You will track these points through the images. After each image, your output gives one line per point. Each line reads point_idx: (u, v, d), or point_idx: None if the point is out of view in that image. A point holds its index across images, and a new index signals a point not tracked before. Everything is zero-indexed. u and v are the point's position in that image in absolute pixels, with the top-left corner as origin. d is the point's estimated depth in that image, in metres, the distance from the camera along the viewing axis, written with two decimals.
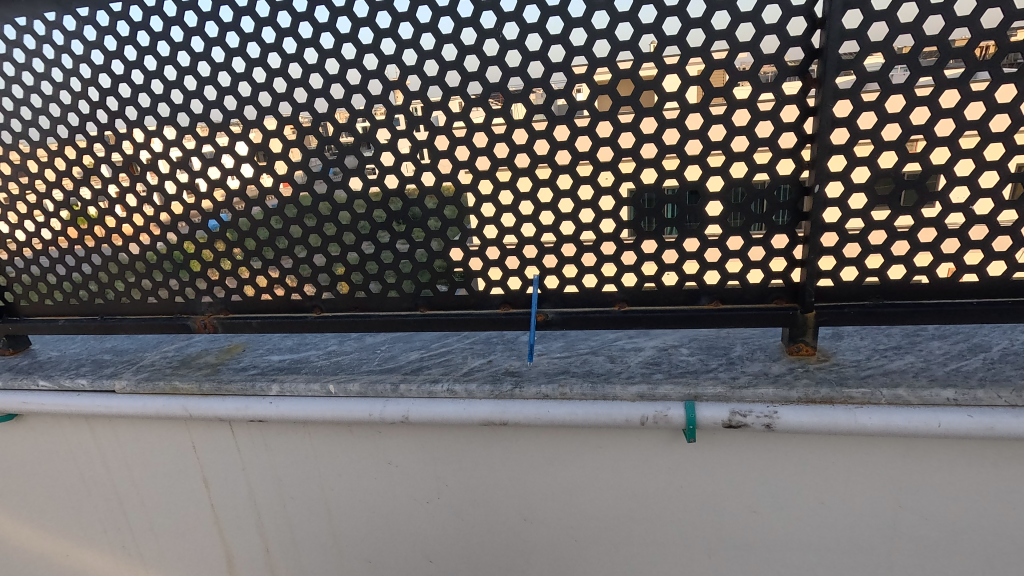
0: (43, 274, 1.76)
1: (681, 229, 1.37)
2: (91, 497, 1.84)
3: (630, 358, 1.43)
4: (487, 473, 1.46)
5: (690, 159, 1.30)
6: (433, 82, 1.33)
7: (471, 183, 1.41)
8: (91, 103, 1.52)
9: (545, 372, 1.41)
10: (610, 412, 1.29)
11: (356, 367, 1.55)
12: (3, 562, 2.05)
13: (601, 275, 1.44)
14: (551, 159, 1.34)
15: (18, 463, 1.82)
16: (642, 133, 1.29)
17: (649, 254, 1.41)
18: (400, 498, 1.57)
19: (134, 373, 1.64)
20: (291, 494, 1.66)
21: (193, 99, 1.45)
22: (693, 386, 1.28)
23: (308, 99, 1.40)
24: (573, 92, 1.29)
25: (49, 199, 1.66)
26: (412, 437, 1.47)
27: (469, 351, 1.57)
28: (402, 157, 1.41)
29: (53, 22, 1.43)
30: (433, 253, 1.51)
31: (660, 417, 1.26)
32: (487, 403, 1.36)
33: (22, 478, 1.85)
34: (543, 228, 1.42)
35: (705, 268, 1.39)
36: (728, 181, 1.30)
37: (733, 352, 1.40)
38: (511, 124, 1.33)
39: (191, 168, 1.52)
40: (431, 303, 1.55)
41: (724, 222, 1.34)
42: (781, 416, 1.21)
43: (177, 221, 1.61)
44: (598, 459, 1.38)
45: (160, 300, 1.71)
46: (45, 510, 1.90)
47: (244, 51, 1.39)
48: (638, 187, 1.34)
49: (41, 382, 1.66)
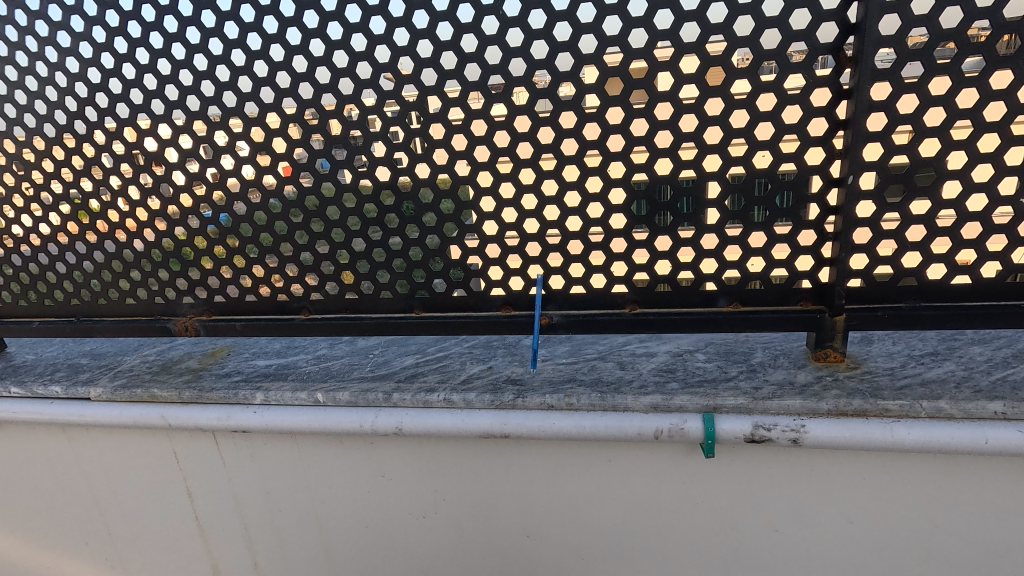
0: (15, 274, 1.66)
1: (698, 224, 1.26)
2: (70, 508, 1.74)
3: (642, 365, 1.32)
4: (487, 487, 1.36)
5: (710, 148, 1.18)
6: (428, 65, 1.24)
7: (469, 175, 1.30)
8: (61, 90, 1.41)
9: (550, 380, 1.30)
10: (621, 424, 1.18)
11: (347, 374, 1.44)
12: None
13: (610, 274, 1.33)
14: (555, 148, 1.23)
15: None
16: (657, 120, 1.18)
17: (663, 252, 1.30)
18: (395, 512, 1.47)
19: (111, 380, 1.54)
20: (279, 508, 1.56)
21: (168, 85, 1.35)
22: (711, 397, 1.17)
23: (291, 85, 1.29)
24: (581, 75, 1.18)
25: (19, 194, 1.56)
26: (406, 449, 1.37)
27: (468, 356, 1.46)
28: (395, 147, 1.30)
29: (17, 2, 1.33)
30: (428, 250, 1.40)
31: (676, 430, 1.15)
32: (487, 414, 1.26)
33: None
34: (547, 223, 1.30)
35: (724, 266, 1.28)
36: (750, 172, 1.19)
37: (753, 359, 1.29)
38: (513, 111, 1.23)
39: (169, 160, 1.42)
40: (427, 305, 1.43)
41: (746, 217, 1.23)
42: (810, 430, 1.10)
43: (156, 218, 1.50)
44: (607, 474, 1.28)
45: (139, 301, 1.61)
46: (22, 522, 1.80)
47: (223, 32, 1.29)
48: (652, 178, 1.23)
49: (13, 390, 1.56)
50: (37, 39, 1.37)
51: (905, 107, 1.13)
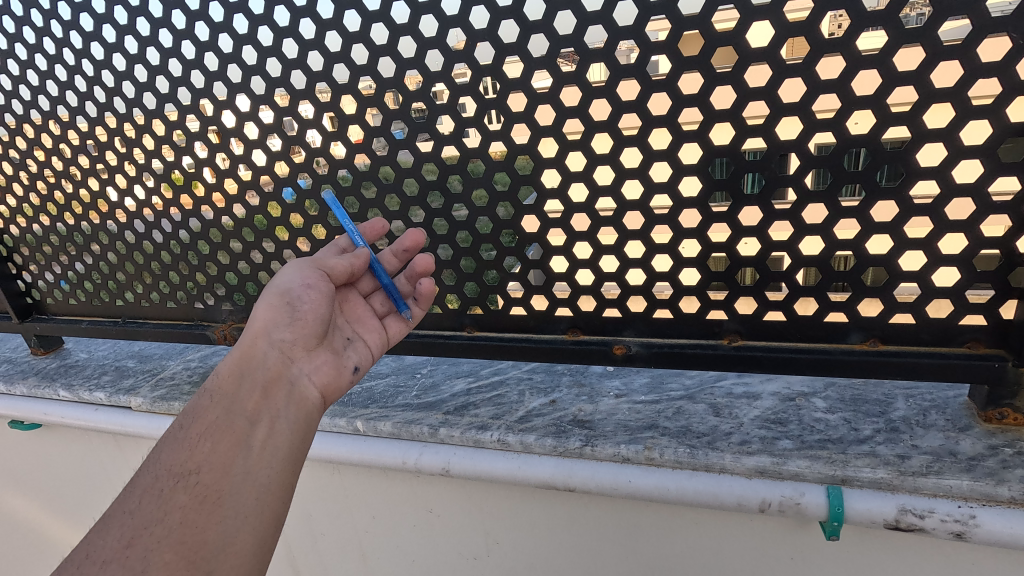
0: (80, 279, 1.60)
1: (829, 237, 0.94)
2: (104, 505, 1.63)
3: (743, 412, 1.06)
4: (552, 537, 1.16)
5: (854, 141, 0.86)
6: (454, 24, 0.97)
7: (531, 174, 1.04)
8: (88, 79, 1.29)
9: (625, 425, 1.07)
10: (714, 489, 0.96)
11: (391, 399, 1.25)
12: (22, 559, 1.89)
13: (706, 298, 1.05)
14: (641, 140, 0.95)
15: (34, 471, 1.67)
16: (782, 102, 0.87)
17: (778, 272, 0.99)
18: (444, 553, 1.27)
19: (153, 389, 1.45)
20: (324, 554, 1.40)
21: (192, 71, 1.17)
22: (839, 466, 0.91)
23: (324, 66, 1.07)
24: (679, 45, 0.88)
25: (61, 190, 1.48)
26: (455, 494, 1.18)
27: (528, 384, 1.24)
28: (443, 139, 1.06)
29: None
30: (482, 262, 1.15)
31: (790, 505, 0.91)
32: (550, 461, 1.06)
33: (37, 477, 1.68)
34: (627, 234, 1.04)
35: (862, 294, 0.96)
36: (912, 171, 0.86)
37: (894, 413, 1.00)
38: (588, 94, 0.95)
39: (196, 155, 1.27)
40: (479, 323, 1.23)
41: (899, 233, 0.90)
42: (981, 523, 0.83)
43: (188, 217, 1.36)
44: (695, 544, 1.05)
45: (178, 305, 1.51)
46: (51, 504, 1.71)
47: (231, 26, 1.07)
48: (772, 178, 0.92)
49: (60, 393, 1.51)
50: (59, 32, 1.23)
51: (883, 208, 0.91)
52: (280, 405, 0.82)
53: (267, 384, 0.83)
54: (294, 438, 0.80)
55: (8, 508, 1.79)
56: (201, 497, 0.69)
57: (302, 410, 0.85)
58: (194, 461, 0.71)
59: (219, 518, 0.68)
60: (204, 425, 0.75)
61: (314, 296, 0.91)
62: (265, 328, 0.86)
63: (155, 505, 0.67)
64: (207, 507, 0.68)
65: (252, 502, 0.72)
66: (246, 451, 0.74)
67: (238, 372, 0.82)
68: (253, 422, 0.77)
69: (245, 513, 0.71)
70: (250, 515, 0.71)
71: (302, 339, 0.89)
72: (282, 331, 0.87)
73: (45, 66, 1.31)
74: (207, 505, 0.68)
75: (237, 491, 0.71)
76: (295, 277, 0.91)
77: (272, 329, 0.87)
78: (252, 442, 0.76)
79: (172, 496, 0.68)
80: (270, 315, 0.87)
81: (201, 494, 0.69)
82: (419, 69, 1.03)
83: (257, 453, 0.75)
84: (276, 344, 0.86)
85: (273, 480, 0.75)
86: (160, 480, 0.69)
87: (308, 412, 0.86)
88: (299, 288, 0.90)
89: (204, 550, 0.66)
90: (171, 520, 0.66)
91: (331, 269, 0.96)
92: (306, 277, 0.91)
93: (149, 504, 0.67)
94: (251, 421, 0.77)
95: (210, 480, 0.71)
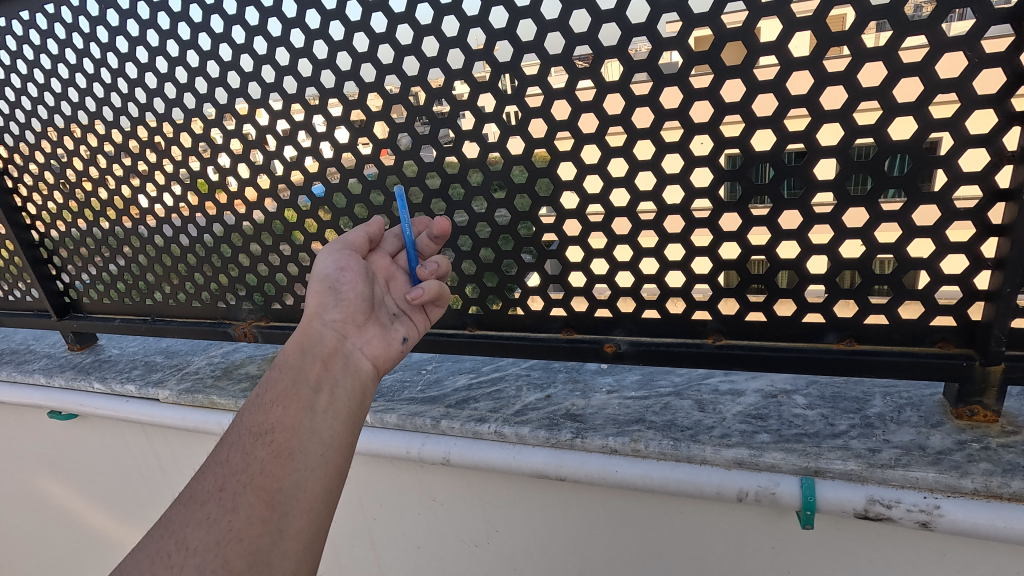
0: (113, 280, 1.73)
1: (802, 241, 1.00)
2: (134, 492, 1.74)
3: (726, 407, 1.12)
4: (546, 525, 1.23)
5: (824, 152, 0.94)
6: (454, 45, 1.07)
7: (526, 182, 1.12)
8: (124, 96, 1.42)
9: (614, 419, 1.13)
10: (695, 479, 1.01)
11: (397, 393, 1.33)
12: (58, 543, 2.01)
13: (691, 298, 1.12)
14: (627, 150, 1.04)
15: (70, 459, 1.80)
16: (755, 116, 0.95)
17: (757, 274, 1.06)
18: (446, 539, 1.34)
19: (178, 382, 1.56)
20: (336, 539, 1.49)
21: (217, 88, 1.29)
22: (813, 457, 0.96)
23: (336, 83, 1.18)
24: (657, 64, 0.96)
25: (96, 198, 1.61)
26: (457, 481, 1.26)
27: (525, 379, 1.32)
28: (445, 150, 1.16)
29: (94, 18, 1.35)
30: (482, 265, 1.24)
31: (765, 494, 0.97)
32: (542, 452, 1.12)
33: (73, 464, 1.80)
34: (616, 238, 1.12)
35: (836, 295, 1.02)
36: (879, 179, 0.92)
37: (870, 410, 1.06)
38: (577, 109, 1.04)
39: (219, 162, 1.38)
40: (480, 322, 1.31)
41: (868, 237, 0.96)
42: (945, 513, 0.88)
43: (212, 221, 1.47)
44: (680, 531, 1.11)
45: (203, 304, 1.62)
46: (85, 490, 1.83)
47: (253, 47, 1.20)
48: (746, 185, 1.00)
49: (95, 385, 1.63)
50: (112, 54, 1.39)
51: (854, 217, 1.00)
52: (340, 372, 0.86)
53: (325, 355, 0.87)
54: (355, 400, 0.83)
55: (46, 495, 1.92)
56: (275, 451, 0.73)
57: (360, 377, 0.88)
58: (268, 423, 0.76)
59: (292, 469, 0.72)
60: (275, 393, 0.80)
61: (351, 277, 0.97)
62: (315, 308, 0.91)
63: (239, 461, 0.72)
64: (281, 457, 0.73)
65: (321, 455, 0.76)
66: (313, 412, 0.78)
67: (299, 347, 0.86)
68: (317, 388, 0.81)
69: (316, 463, 0.75)
70: (320, 466, 0.75)
71: (351, 316, 0.94)
72: (331, 309, 0.92)
73: (85, 85, 1.44)
74: (282, 458, 0.73)
75: (307, 445, 0.75)
76: (329, 262, 0.97)
77: (322, 309, 0.92)
78: (317, 403, 0.80)
79: (250, 451, 0.73)
80: (317, 297, 0.93)
81: (276, 449, 0.74)
82: (423, 86, 1.13)
83: (322, 414, 0.79)
84: (327, 320, 0.91)
85: (338, 436, 0.78)
86: (241, 440, 0.75)
87: (366, 381, 0.89)
88: (335, 272, 0.96)
89: (280, 496, 0.71)
90: (251, 471, 0.71)
91: (358, 247, 1.02)
92: (338, 260, 0.98)
93: (233, 457, 0.73)
94: (315, 387, 0.81)
95: (282, 435, 0.75)
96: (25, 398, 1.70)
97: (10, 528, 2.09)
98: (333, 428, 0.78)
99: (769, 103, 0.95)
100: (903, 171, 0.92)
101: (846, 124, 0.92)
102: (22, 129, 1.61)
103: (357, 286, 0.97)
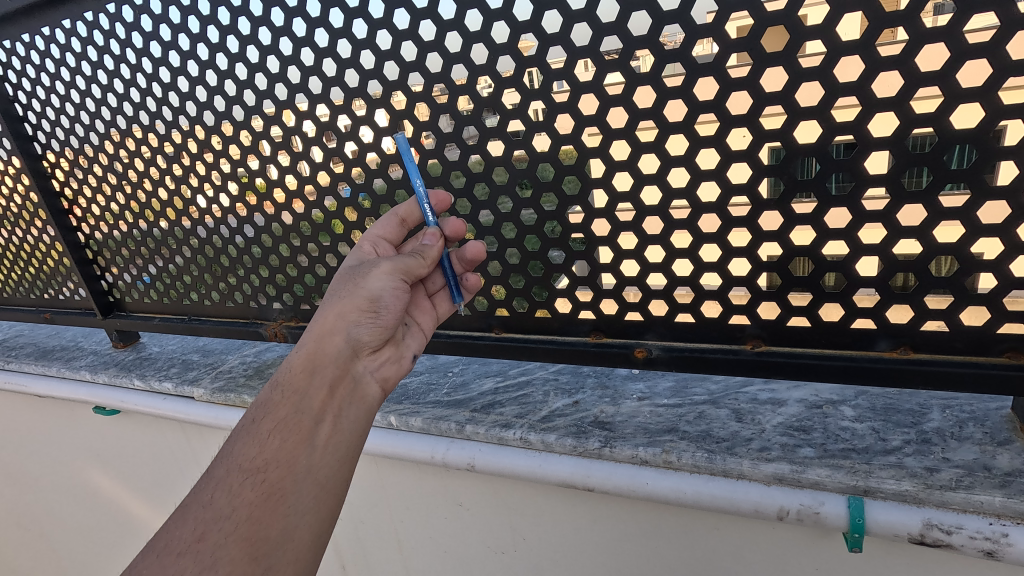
0: (152, 280, 1.77)
1: (851, 240, 0.93)
2: (173, 486, 1.79)
3: (766, 418, 1.05)
4: (574, 535, 1.19)
5: (876, 144, 0.86)
6: (478, 39, 1.04)
7: (553, 180, 1.07)
8: (158, 100, 1.45)
9: (645, 428, 1.08)
10: (731, 495, 0.95)
11: (422, 396, 1.31)
12: (105, 533, 2.09)
13: (728, 302, 1.06)
14: (659, 146, 0.98)
15: (115, 453, 1.86)
16: (799, 106, 0.88)
17: (800, 277, 0.99)
18: (472, 545, 1.32)
19: (212, 380, 1.58)
20: (363, 541, 1.49)
21: (246, 90, 1.31)
22: (862, 476, 0.89)
23: (360, 82, 1.17)
24: (691, 53, 0.91)
25: (135, 200, 1.65)
26: (482, 488, 1.23)
27: (553, 384, 1.28)
28: (469, 149, 1.12)
29: (132, 24, 1.39)
30: (509, 266, 1.20)
31: (808, 513, 0.90)
32: (569, 461, 1.08)
33: (117, 458, 1.86)
34: (647, 239, 1.06)
35: (889, 299, 0.94)
36: (940, 173, 0.84)
37: (927, 425, 0.97)
38: (606, 103, 0.99)
39: (249, 165, 1.39)
40: (507, 325, 1.28)
41: (926, 237, 0.88)
42: (1013, 542, 0.80)
43: (243, 222, 1.49)
44: (715, 548, 1.05)
45: (236, 304, 1.64)
46: (129, 483, 1.89)
47: (278, 48, 1.20)
48: (789, 181, 0.93)
49: (136, 382, 1.68)
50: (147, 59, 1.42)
51: (908, 216, 0.92)
52: (345, 400, 0.89)
53: (335, 379, 0.89)
54: (356, 436, 0.88)
55: (93, 485, 1.99)
56: (268, 494, 0.77)
57: (365, 406, 0.92)
58: (261, 459, 0.79)
59: (283, 514, 0.77)
60: (274, 420, 0.83)
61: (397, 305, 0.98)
62: (343, 327, 0.91)
63: (226, 502, 0.76)
64: (271, 504, 0.76)
65: (313, 498, 0.80)
66: (311, 449, 0.82)
67: (308, 366, 0.88)
68: (320, 419, 0.85)
69: (307, 509, 0.79)
70: (310, 512, 0.80)
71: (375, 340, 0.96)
72: (360, 329, 0.93)
73: (123, 90, 1.48)
74: (272, 503, 0.77)
75: (300, 488, 0.79)
76: (386, 284, 0.96)
77: (351, 329, 0.92)
78: (317, 439, 0.83)
79: (240, 493, 0.76)
80: (354, 315, 0.92)
81: (266, 492, 0.77)
82: (447, 83, 1.10)
83: (319, 452, 0.83)
84: (350, 340, 0.92)
85: (332, 476, 0.83)
86: (231, 475, 0.78)
87: (370, 408, 0.93)
88: (385, 295, 0.96)
89: (266, 547, 0.75)
90: (239, 516, 0.75)
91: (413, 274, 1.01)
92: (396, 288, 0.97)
93: (221, 498, 0.76)
94: (317, 418, 0.85)
95: (274, 479, 0.78)
96: (72, 393, 1.77)
97: (60, 516, 2.17)
98: (329, 468, 0.83)
99: (814, 91, 0.88)
100: (967, 164, 0.84)
101: (902, 112, 0.83)
102: (66, 134, 1.66)
103: (393, 311, 0.98)
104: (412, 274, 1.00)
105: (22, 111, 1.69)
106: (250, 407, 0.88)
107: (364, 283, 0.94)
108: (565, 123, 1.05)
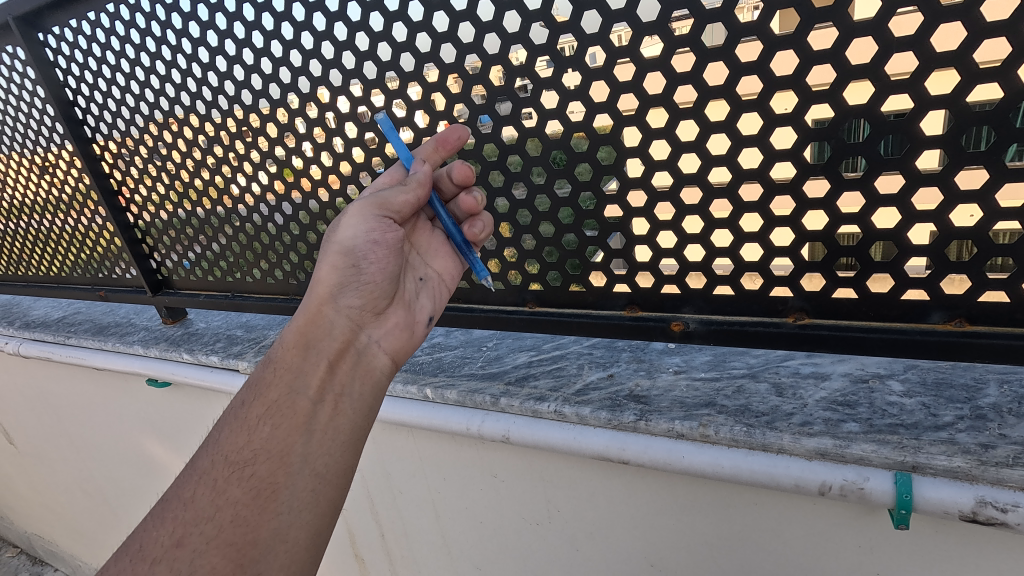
0: (196, 259, 1.84)
1: (905, 206, 0.88)
2: None
3: (808, 393, 1.03)
4: (609, 506, 1.19)
5: (933, 104, 0.81)
6: (510, 6, 1.01)
7: (587, 150, 1.05)
8: (198, 81, 1.49)
9: (681, 401, 1.07)
10: (772, 469, 0.93)
11: (458, 369, 1.33)
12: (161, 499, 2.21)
13: (770, 273, 1.02)
14: (698, 112, 0.95)
15: (168, 423, 1.95)
16: (849, 65, 0.83)
17: (847, 246, 0.95)
18: (509, 516, 1.34)
19: (256, 354, 1.64)
20: (403, 512, 1.52)
21: (282, 68, 1.33)
22: (910, 452, 0.86)
23: (393, 56, 1.16)
24: (732, 13, 0.87)
25: (178, 180, 1.70)
26: (517, 460, 1.25)
27: (587, 358, 1.27)
28: (502, 121, 1.11)
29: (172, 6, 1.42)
30: (542, 239, 1.19)
31: (852, 488, 0.88)
32: (603, 434, 1.08)
33: (171, 428, 1.95)
34: (684, 209, 1.04)
35: (944, 269, 0.89)
36: (1006, 132, 0.79)
37: (982, 400, 0.93)
38: (643, 69, 0.96)
39: (287, 144, 1.42)
40: (541, 299, 1.27)
41: (989, 201, 0.82)
42: None
43: (281, 200, 1.52)
44: (754, 522, 1.04)
45: (276, 281, 1.69)
46: (182, 452, 1.98)
47: (312, 24, 1.21)
48: (836, 145, 0.88)
49: (185, 356, 1.75)
50: (187, 40, 1.45)
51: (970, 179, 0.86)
52: (348, 375, 0.93)
53: (332, 353, 0.93)
54: (360, 413, 0.91)
55: (148, 454, 2.10)
56: (256, 492, 0.79)
57: (370, 376, 0.96)
58: (248, 451, 0.82)
59: (274, 512, 0.79)
60: (265, 405, 0.86)
61: (376, 251, 0.99)
62: (334, 292, 0.95)
63: (208, 503, 0.78)
64: (260, 504, 0.78)
65: (309, 491, 0.83)
66: (307, 435, 0.84)
67: (304, 343, 0.92)
68: (316, 403, 0.87)
69: (302, 505, 0.82)
70: (306, 509, 0.82)
71: (371, 303, 0.99)
72: (350, 292, 0.97)
73: (166, 71, 1.52)
74: (261, 500, 0.79)
75: (294, 482, 0.81)
76: (364, 235, 0.97)
77: (338, 293, 0.96)
78: (315, 423, 0.86)
79: (226, 490, 0.78)
80: (336, 278, 0.95)
81: (255, 487, 0.79)
82: (479, 53, 1.08)
83: (318, 437, 0.85)
84: (342, 305, 0.96)
85: (332, 465, 0.86)
86: (217, 469, 0.81)
87: (376, 376, 0.97)
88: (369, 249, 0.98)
89: (254, 550, 0.77)
90: (222, 517, 0.77)
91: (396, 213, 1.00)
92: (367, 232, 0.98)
93: (204, 495, 0.78)
94: (314, 401, 0.87)
95: (262, 475, 0.80)
96: (126, 366, 1.86)
97: (120, 483, 2.30)
98: (329, 456, 0.86)
99: (867, 47, 0.83)
100: None
101: (966, 66, 0.78)
102: (113, 118, 1.72)
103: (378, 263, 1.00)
104: (392, 208, 0.99)
105: (72, 96, 1.76)
106: (241, 391, 0.91)
107: (337, 237, 0.96)
108: (600, 91, 1.03)
